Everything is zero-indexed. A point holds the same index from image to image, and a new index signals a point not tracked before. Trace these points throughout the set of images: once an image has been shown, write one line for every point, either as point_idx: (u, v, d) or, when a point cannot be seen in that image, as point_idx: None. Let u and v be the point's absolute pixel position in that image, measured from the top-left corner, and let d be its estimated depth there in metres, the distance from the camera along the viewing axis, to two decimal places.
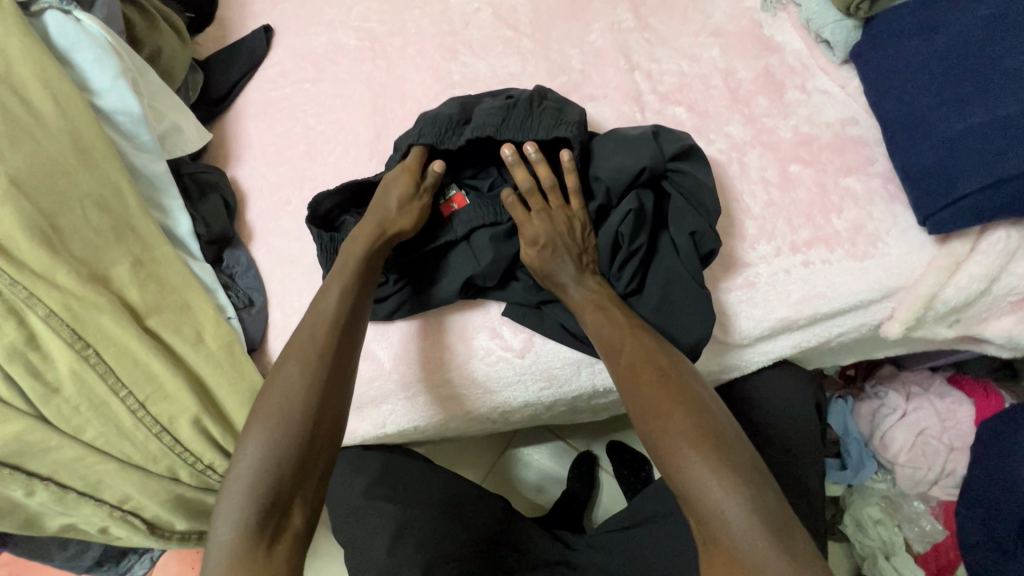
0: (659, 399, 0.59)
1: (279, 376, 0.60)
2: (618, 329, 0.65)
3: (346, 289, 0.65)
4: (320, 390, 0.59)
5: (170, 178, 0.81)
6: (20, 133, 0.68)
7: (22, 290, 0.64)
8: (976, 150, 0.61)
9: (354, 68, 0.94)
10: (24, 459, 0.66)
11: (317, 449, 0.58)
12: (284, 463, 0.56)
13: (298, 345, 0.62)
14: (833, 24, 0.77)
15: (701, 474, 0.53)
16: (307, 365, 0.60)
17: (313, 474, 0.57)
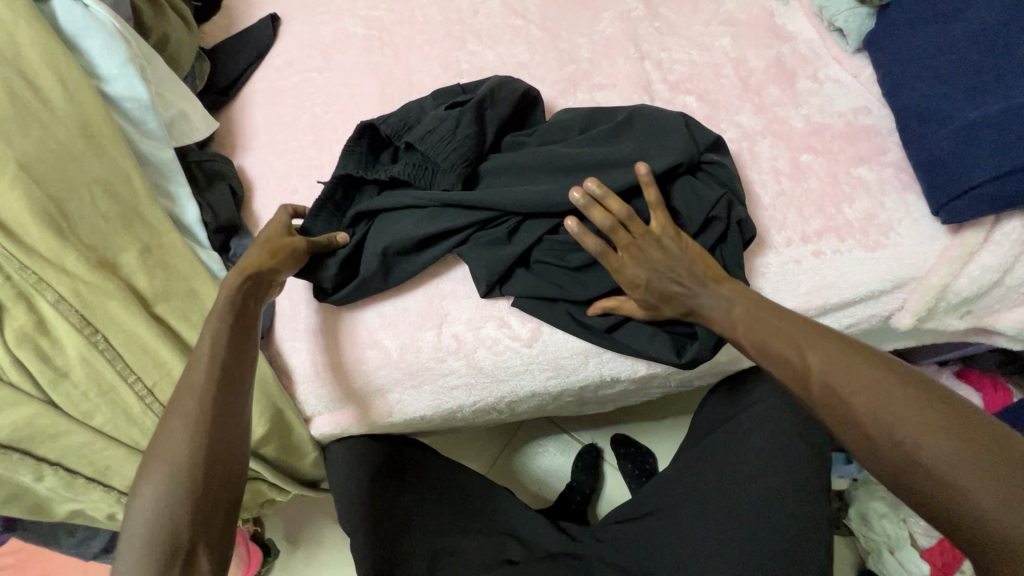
0: (867, 405, 0.50)
1: (167, 428, 0.54)
2: (779, 333, 0.57)
3: (222, 332, 0.60)
4: (206, 433, 0.54)
5: (177, 165, 0.80)
6: (29, 119, 0.68)
7: (32, 275, 0.65)
8: (990, 143, 0.61)
9: (362, 57, 0.94)
10: (34, 444, 0.66)
11: (210, 515, 0.52)
12: (177, 519, 0.50)
13: (188, 391, 0.56)
14: (848, 12, 0.76)
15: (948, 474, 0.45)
16: (194, 412, 0.55)
17: (215, 520, 0.53)
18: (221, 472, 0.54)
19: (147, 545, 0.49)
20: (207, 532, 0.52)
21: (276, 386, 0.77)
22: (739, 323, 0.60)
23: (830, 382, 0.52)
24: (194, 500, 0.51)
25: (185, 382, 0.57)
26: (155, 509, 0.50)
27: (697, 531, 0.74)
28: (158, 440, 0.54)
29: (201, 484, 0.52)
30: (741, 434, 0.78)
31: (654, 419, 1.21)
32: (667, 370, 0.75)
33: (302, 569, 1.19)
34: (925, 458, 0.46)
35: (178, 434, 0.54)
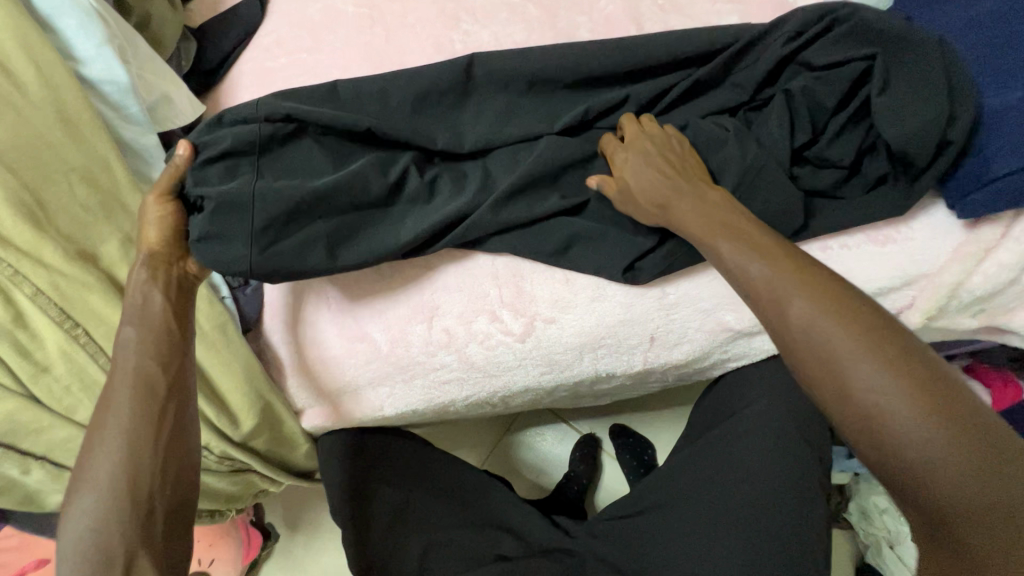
0: (862, 373, 0.45)
1: (92, 446, 0.50)
2: (784, 276, 0.50)
3: (146, 345, 0.56)
4: (138, 441, 0.50)
5: (160, 152, 0.78)
6: (0, 104, 0.65)
7: (8, 268, 0.63)
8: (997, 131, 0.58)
9: (351, 37, 0.90)
10: (17, 439, 0.65)
11: (150, 529, 0.49)
12: (111, 532, 0.47)
13: (112, 403, 0.52)
14: None
15: (907, 417, 0.43)
16: (124, 426, 0.51)
17: (156, 527, 0.49)
18: (161, 479, 0.51)
19: (76, 562, 0.46)
20: (149, 540, 0.48)
21: (264, 378, 0.75)
22: (754, 270, 0.52)
23: (844, 354, 0.46)
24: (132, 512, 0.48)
25: (109, 394, 0.53)
26: (87, 523, 0.47)
27: (694, 528, 0.72)
28: (87, 453, 0.50)
29: (135, 491, 0.49)
30: (740, 431, 0.76)
31: (654, 409, 1.19)
32: (665, 365, 0.73)
33: (301, 553, 1.20)
34: (902, 432, 0.43)
35: (105, 452, 0.50)
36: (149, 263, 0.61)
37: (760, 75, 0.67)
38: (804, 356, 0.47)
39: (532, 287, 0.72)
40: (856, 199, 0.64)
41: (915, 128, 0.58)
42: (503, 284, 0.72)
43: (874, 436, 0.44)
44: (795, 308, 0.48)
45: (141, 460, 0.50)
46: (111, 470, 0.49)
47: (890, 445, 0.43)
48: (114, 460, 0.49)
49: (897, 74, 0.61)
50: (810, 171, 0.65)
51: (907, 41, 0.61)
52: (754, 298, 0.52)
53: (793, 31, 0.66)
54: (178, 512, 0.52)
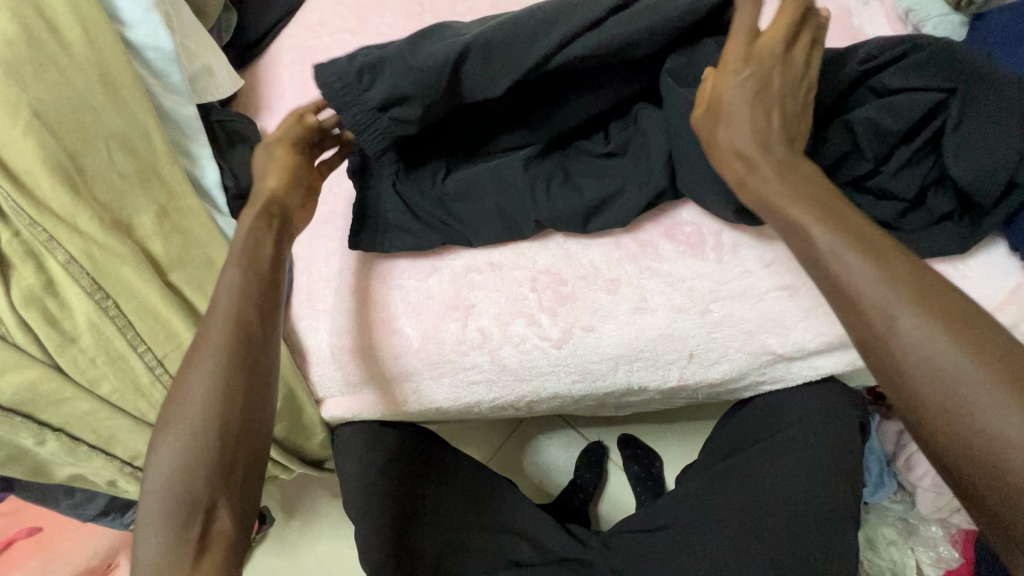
0: (962, 375, 0.39)
1: (185, 385, 0.49)
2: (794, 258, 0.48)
3: (248, 288, 0.52)
4: (225, 390, 0.48)
5: (198, 124, 0.75)
6: (44, 60, 0.63)
7: (42, 233, 0.61)
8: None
9: (399, 23, 0.88)
10: (36, 409, 0.63)
11: (228, 480, 0.48)
12: (195, 479, 0.46)
13: (208, 344, 0.49)
14: (939, 17, 0.71)
15: (1013, 432, 0.37)
16: (218, 373, 0.48)
17: (237, 470, 0.48)
18: (244, 424, 0.49)
19: (159, 501, 0.46)
20: (228, 490, 0.48)
21: (289, 365, 0.73)
22: (819, 240, 0.46)
23: (960, 395, 0.39)
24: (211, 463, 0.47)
25: (206, 333, 0.50)
26: (174, 465, 0.46)
27: (716, 549, 0.71)
28: (181, 383, 0.49)
29: (213, 439, 0.47)
30: (768, 457, 0.75)
31: (664, 423, 1.18)
32: (699, 383, 0.72)
33: (296, 539, 1.18)
34: None
35: (194, 387, 0.48)
36: (266, 213, 0.58)
37: (830, 103, 0.65)
38: (914, 373, 0.41)
39: (574, 291, 0.70)
40: (918, 231, 0.63)
41: (992, 162, 0.58)
42: (542, 288, 0.71)
43: (989, 469, 0.38)
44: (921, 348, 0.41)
45: (230, 408, 0.48)
46: (203, 416, 0.47)
47: (1010, 481, 0.37)
48: (203, 407, 0.47)
49: (970, 112, 0.60)
50: (870, 202, 0.64)
51: (984, 76, 0.60)
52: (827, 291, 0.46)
53: (867, 53, 0.64)
54: (257, 464, 0.50)
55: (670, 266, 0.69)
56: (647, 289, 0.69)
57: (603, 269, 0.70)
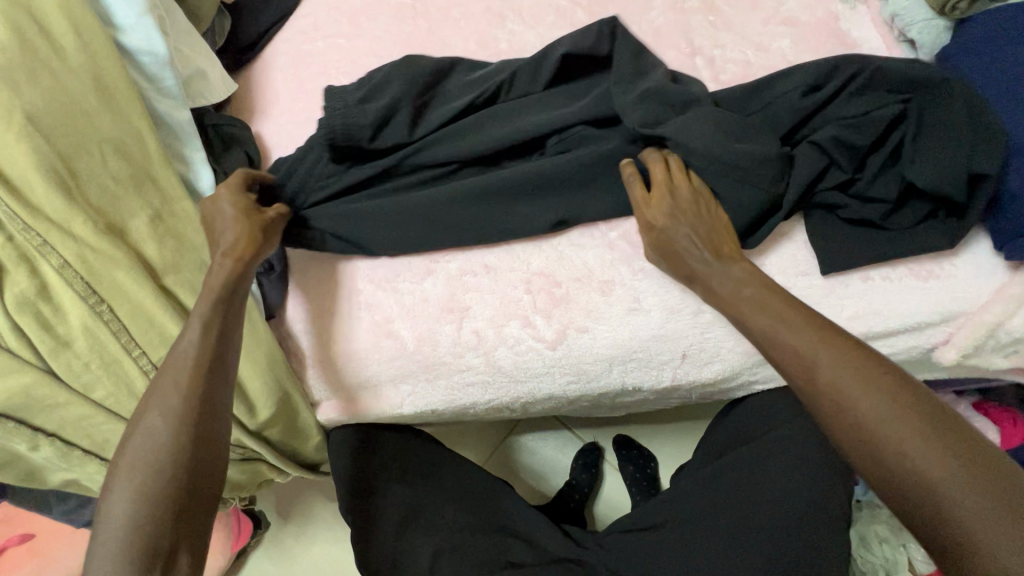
0: (882, 424, 0.49)
1: (144, 429, 0.54)
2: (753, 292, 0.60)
3: (208, 329, 0.59)
4: (182, 431, 0.54)
5: (192, 128, 0.75)
6: (38, 66, 0.63)
7: (35, 237, 0.61)
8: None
9: (393, 27, 0.89)
10: (29, 414, 0.63)
11: (181, 519, 0.52)
12: (147, 520, 0.50)
13: (161, 392, 0.56)
14: (924, 22, 0.71)
15: (928, 468, 0.47)
16: (176, 415, 0.54)
17: (196, 511, 0.53)
18: (198, 466, 0.54)
19: (114, 547, 0.50)
20: (185, 533, 0.52)
21: (285, 368, 0.73)
22: (783, 337, 0.56)
23: (882, 436, 0.49)
24: (170, 509, 0.51)
25: (161, 379, 0.56)
26: (126, 510, 0.51)
27: (711, 548, 0.72)
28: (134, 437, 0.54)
29: (168, 478, 0.52)
30: (761, 456, 0.76)
31: (659, 423, 1.18)
32: (692, 383, 0.73)
33: (292, 543, 1.17)
34: (952, 510, 0.45)
35: (155, 432, 0.54)
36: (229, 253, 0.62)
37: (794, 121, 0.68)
38: (834, 416, 0.52)
39: (568, 293, 0.71)
40: (905, 229, 0.64)
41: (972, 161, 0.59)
42: (536, 290, 0.72)
43: (918, 495, 0.47)
44: (843, 389, 0.51)
45: (183, 448, 0.53)
46: (158, 456, 0.53)
47: (933, 509, 0.46)
48: (162, 449, 0.53)
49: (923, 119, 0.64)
50: (856, 205, 0.65)
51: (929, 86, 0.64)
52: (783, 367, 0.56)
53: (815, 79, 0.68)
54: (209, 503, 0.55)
55: None
56: (640, 290, 0.70)
57: (597, 270, 0.71)
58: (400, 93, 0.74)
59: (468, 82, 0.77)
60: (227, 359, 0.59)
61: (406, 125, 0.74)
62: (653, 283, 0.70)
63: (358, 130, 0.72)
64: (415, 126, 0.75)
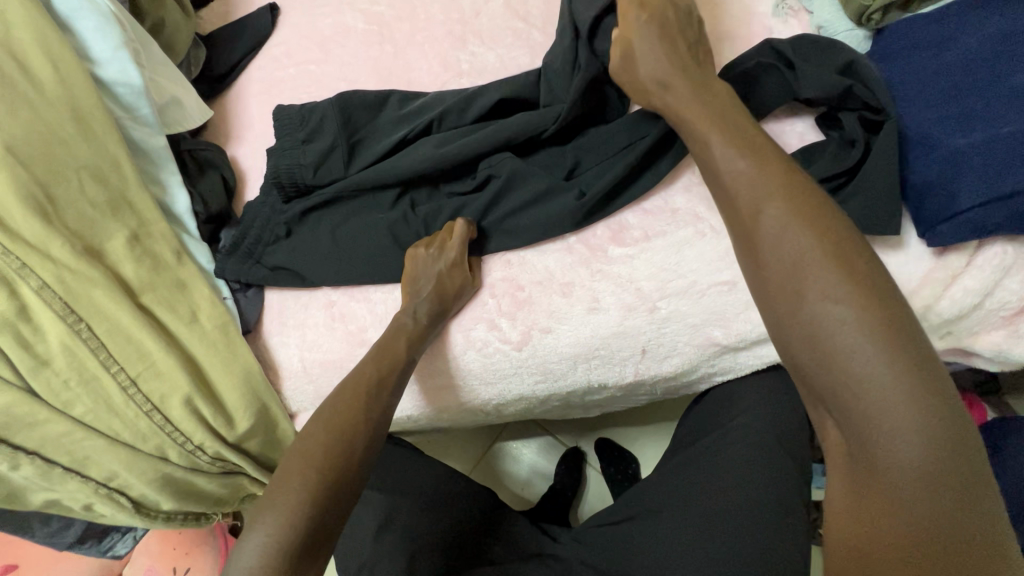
0: (811, 290, 0.46)
1: (306, 430, 0.63)
2: (768, 188, 0.51)
3: (379, 357, 0.69)
4: (354, 429, 0.63)
5: (168, 153, 0.79)
6: (15, 98, 0.66)
7: (15, 261, 0.64)
8: (936, 164, 0.64)
9: (360, 52, 0.93)
10: (10, 432, 0.65)
11: (333, 504, 0.58)
12: (313, 502, 0.56)
13: (331, 400, 0.65)
14: (846, 33, 0.76)
15: (855, 349, 0.44)
16: (337, 415, 0.63)
17: (342, 501, 0.59)
18: (354, 462, 0.61)
19: (272, 527, 0.55)
20: (328, 520, 0.57)
21: (262, 379, 0.75)
22: (794, 241, 0.48)
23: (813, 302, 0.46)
24: (327, 493, 0.58)
25: (334, 393, 0.66)
26: (292, 494, 0.57)
27: (681, 536, 0.75)
28: (307, 438, 0.62)
29: (335, 467, 0.59)
30: (726, 445, 0.79)
31: (638, 424, 1.21)
32: (654, 377, 0.76)
33: None
34: (866, 397, 0.43)
35: (312, 431, 0.62)
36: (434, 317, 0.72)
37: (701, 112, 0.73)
38: (772, 272, 0.49)
39: (530, 296, 0.74)
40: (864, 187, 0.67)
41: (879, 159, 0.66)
42: (501, 294, 0.75)
43: (828, 366, 0.45)
44: (784, 234, 0.49)
45: (348, 445, 0.62)
46: (324, 449, 0.60)
47: (848, 386, 0.44)
48: (323, 445, 0.61)
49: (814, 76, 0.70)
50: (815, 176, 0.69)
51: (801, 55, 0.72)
52: (742, 219, 0.52)
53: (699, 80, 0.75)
54: (354, 496, 0.60)
55: (618, 268, 0.74)
56: (599, 290, 0.73)
57: (557, 273, 0.75)
58: (336, 132, 0.79)
59: (398, 116, 0.82)
60: (390, 378, 0.68)
61: (345, 159, 0.79)
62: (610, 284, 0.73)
63: (303, 169, 0.78)
64: (352, 158, 0.80)
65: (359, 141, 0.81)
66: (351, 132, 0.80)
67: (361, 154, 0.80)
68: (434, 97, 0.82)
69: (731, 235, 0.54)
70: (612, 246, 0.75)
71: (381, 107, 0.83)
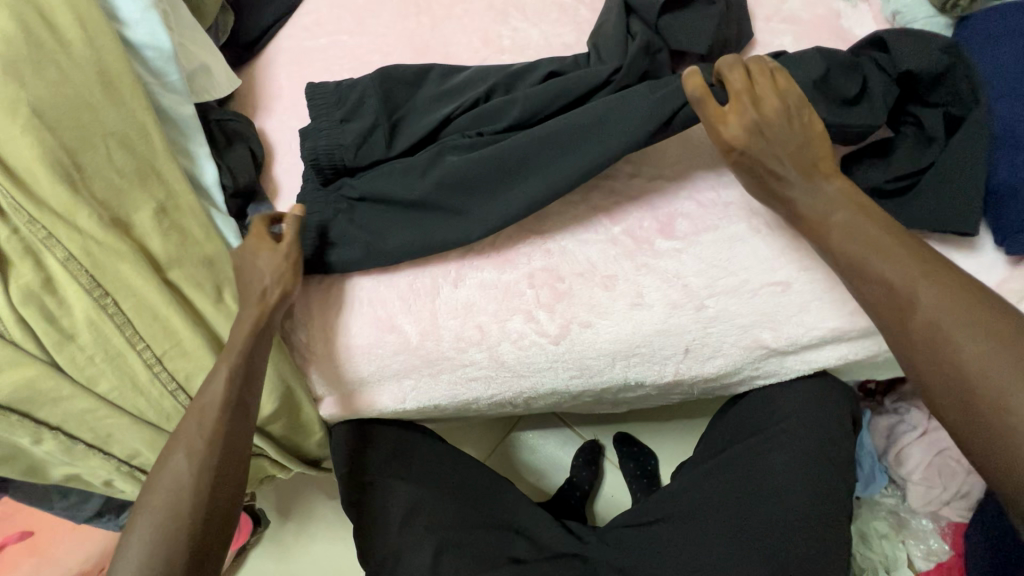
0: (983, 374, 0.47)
1: (157, 475, 0.58)
2: (900, 270, 0.53)
3: (223, 379, 0.61)
4: (204, 472, 0.57)
5: (196, 122, 0.75)
6: (43, 59, 0.63)
7: (40, 229, 0.61)
8: (1022, 167, 0.60)
9: (397, 24, 0.89)
10: (33, 407, 0.63)
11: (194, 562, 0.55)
12: (162, 568, 0.53)
13: (179, 436, 0.59)
14: (925, 19, 0.72)
15: None
16: (185, 456, 0.58)
17: (204, 553, 0.56)
18: (214, 509, 0.57)
19: None
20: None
21: (289, 363, 0.73)
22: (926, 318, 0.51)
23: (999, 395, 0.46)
24: (180, 552, 0.54)
25: (181, 426, 0.60)
26: (139, 562, 0.53)
27: (712, 540, 0.73)
28: (156, 479, 0.57)
29: (188, 521, 0.55)
30: (765, 450, 0.76)
31: (659, 421, 1.19)
32: (695, 378, 0.73)
33: (291, 542, 1.17)
34: None
35: (161, 478, 0.57)
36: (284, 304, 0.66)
37: None
38: (917, 351, 0.51)
39: (570, 288, 0.71)
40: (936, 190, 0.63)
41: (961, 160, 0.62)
42: (540, 285, 0.72)
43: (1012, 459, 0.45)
44: (922, 304, 0.51)
45: (198, 491, 0.57)
46: (168, 502, 0.56)
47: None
48: (167, 497, 0.56)
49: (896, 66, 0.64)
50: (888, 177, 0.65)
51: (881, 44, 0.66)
52: (884, 298, 0.54)
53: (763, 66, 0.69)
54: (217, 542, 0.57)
55: (665, 262, 0.70)
56: (643, 285, 0.70)
57: (600, 265, 0.71)
58: (378, 111, 0.74)
59: (439, 93, 0.77)
60: (247, 404, 0.62)
61: (387, 139, 0.75)
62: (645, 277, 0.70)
63: (343, 150, 0.74)
64: (393, 137, 0.76)
65: (398, 118, 0.77)
66: (391, 109, 0.76)
67: (401, 133, 0.76)
68: (474, 71, 0.78)
69: (878, 319, 0.55)
70: (659, 239, 0.71)
71: (422, 83, 0.79)
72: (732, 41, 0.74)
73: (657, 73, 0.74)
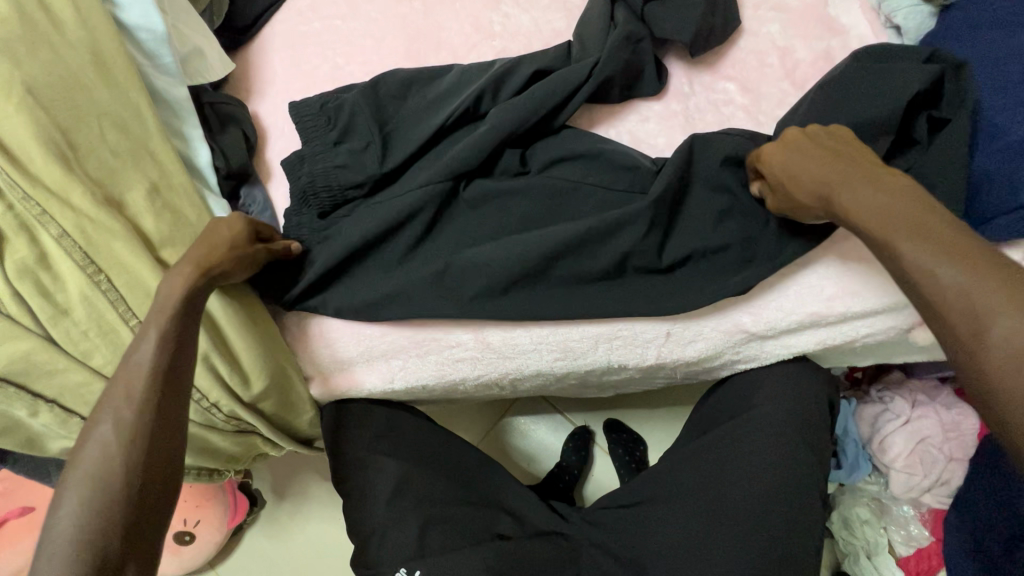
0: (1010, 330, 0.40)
1: (88, 441, 0.52)
2: (906, 217, 0.48)
3: (165, 330, 0.57)
4: (141, 434, 0.52)
5: (190, 105, 0.77)
6: (37, 40, 0.65)
7: (34, 206, 0.62)
8: (998, 154, 0.61)
9: (389, 8, 0.90)
10: (29, 379, 0.64)
11: (137, 533, 0.49)
12: (99, 539, 0.47)
13: (107, 402, 0.53)
14: (907, 8, 0.73)
15: None
16: (119, 418, 0.52)
17: (145, 520, 0.50)
18: (158, 469, 0.53)
19: None
20: (139, 553, 0.49)
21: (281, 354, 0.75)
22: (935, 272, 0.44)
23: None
24: (123, 519, 0.49)
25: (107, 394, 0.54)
26: (66, 540, 0.46)
27: (689, 518, 0.75)
28: (81, 450, 0.51)
29: (128, 483, 0.50)
30: (746, 433, 0.77)
31: (648, 408, 1.20)
32: (676, 361, 0.74)
33: (286, 521, 1.20)
34: None
35: (94, 442, 0.51)
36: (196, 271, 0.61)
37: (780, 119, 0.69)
38: (935, 306, 0.44)
39: None
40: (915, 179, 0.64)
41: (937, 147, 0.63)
42: None
43: None
44: (912, 257, 0.46)
45: (132, 452, 0.51)
46: (98, 465, 0.50)
47: None
48: (99, 463, 0.50)
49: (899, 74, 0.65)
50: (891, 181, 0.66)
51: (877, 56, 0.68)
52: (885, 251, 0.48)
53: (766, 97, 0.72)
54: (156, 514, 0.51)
55: None
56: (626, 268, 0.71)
57: None
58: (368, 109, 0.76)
59: (429, 97, 0.78)
60: (188, 363, 0.58)
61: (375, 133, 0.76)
62: (628, 244, 0.69)
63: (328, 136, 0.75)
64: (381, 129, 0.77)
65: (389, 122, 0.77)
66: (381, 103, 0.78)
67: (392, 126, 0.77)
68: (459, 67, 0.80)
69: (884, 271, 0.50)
70: None
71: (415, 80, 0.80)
72: (718, 29, 0.75)
73: (641, 62, 0.75)
